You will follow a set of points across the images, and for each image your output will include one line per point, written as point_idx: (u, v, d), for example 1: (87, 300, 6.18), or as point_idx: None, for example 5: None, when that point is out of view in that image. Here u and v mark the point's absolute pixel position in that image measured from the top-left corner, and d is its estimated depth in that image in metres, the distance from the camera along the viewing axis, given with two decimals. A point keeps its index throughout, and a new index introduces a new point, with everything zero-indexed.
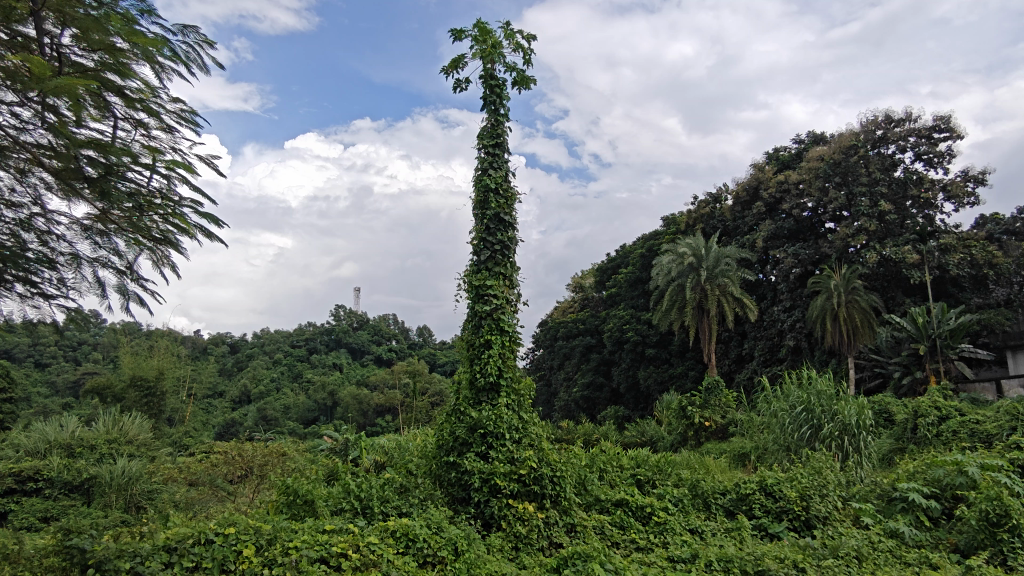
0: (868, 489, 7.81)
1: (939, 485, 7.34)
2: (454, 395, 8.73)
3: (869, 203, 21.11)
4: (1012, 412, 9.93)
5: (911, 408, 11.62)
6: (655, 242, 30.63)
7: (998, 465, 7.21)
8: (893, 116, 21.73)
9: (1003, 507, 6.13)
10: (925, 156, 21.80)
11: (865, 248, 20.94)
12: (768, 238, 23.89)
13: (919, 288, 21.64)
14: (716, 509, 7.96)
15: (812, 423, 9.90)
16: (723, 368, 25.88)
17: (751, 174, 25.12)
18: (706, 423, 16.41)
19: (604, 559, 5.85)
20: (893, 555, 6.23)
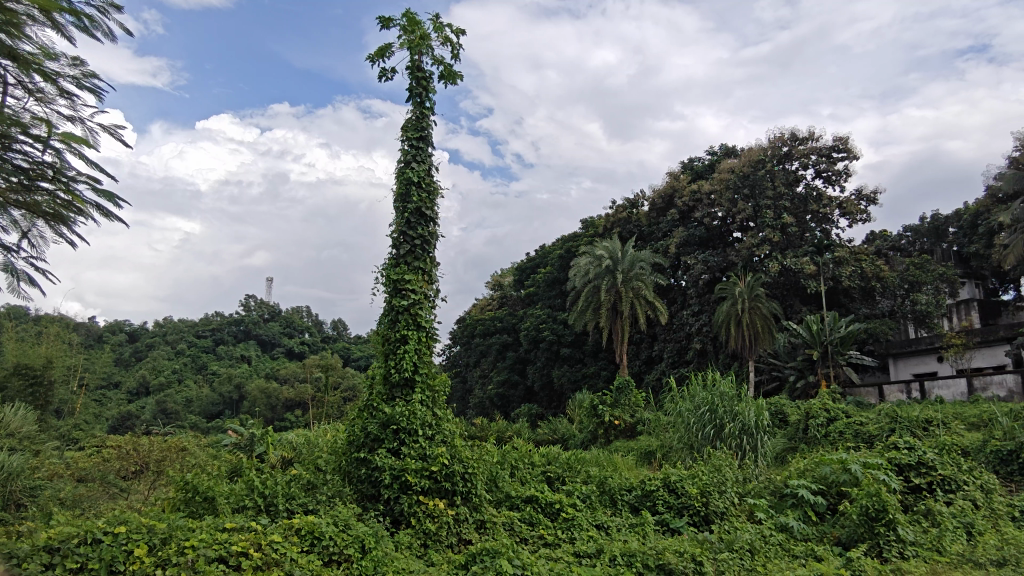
0: (762, 485, 8.26)
1: (825, 482, 7.85)
2: (367, 391, 8.59)
3: (773, 215, 22.32)
4: (891, 415, 10.78)
5: (803, 410, 12.40)
6: (573, 243, 31.17)
7: (878, 464, 7.78)
8: (798, 135, 23.03)
9: (881, 502, 6.65)
10: (825, 174, 23.23)
11: (768, 258, 22.10)
12: (680, 244, 24.82)
13: (814, 298, 23.10)
14: (622, 505, 8.19)
15: (714, 423, 10.36)
16: (633, 368, 26.68)
17: (667, 182, 25.99)
18: (615, 422, 16.89)
19: (512, 555, 5.91)
20: (783, 549, 6.62)
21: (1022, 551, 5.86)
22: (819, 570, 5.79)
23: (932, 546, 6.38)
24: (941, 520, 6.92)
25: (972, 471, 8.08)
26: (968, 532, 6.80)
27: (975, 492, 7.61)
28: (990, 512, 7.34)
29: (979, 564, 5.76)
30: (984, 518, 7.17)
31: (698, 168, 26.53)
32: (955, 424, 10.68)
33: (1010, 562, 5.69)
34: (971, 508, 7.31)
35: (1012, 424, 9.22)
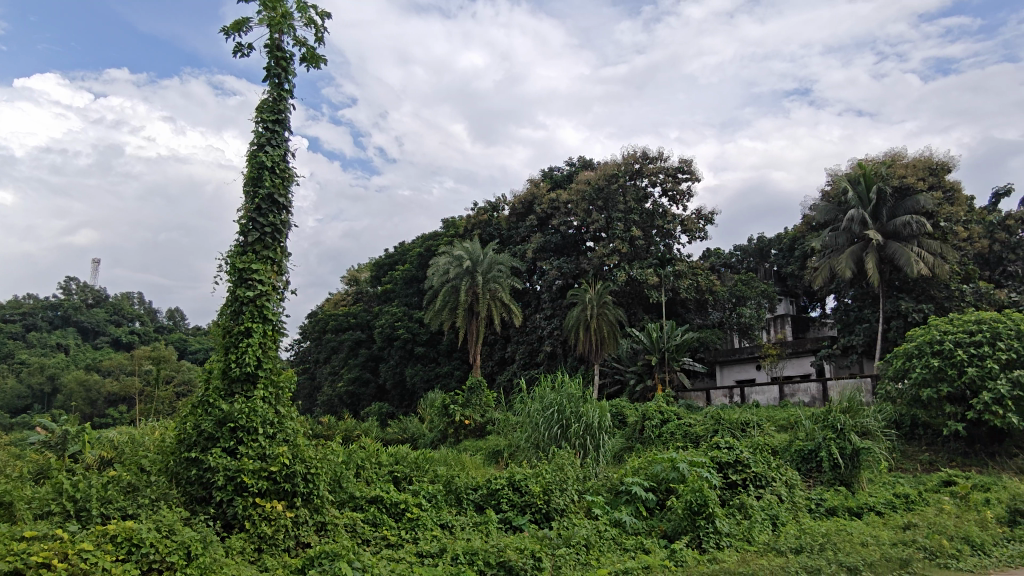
0: (601, 483, 8.68)
1: (656, 480, 8.40)
2: (203, 386, 7.99)
3: (623, 227, 23.61)
4: (716, 417, 11.81)
5: (640, 412, 13.24)
6: (433, 242, 31.09)
7: (702, 462, 8.44)
8: (649, 154, 24.56)
9: (703, 497, 7.20)
10: (670, 193, 24.95)
11: (616, 267, 23.38)
12: (537, 250, 25.59)
13: (655, 307, 24.76)
14: (467, 504, 8.25)
15: (560, 422, 10.75)
16: (486, 369, 27.13)
17: (528, 188, 26.66)
18: (465, 421, 17.03)
19: (353, 557, 5.76)
20: (615, 542, 7.01)
21: (815, 539, 6.64)
22: (646, 563, 6.21)
23: (744, 537, 7.07)
24: (752, 513, 7.67)
25: (779, 468, 9.01)
26: (773, 523, 7.62)
27: (781, 487, 8.52)
28: (792, 505, 8.27)
29: (781, 551, 6.46)
30: (786, 511, 8.05)
31: (557, 177, 27.49)
32: (767, 426, 11.92)
33: (805, 548, 6.42)
34: (776, 502, 8.18)
35: (813, 426, 10.40)
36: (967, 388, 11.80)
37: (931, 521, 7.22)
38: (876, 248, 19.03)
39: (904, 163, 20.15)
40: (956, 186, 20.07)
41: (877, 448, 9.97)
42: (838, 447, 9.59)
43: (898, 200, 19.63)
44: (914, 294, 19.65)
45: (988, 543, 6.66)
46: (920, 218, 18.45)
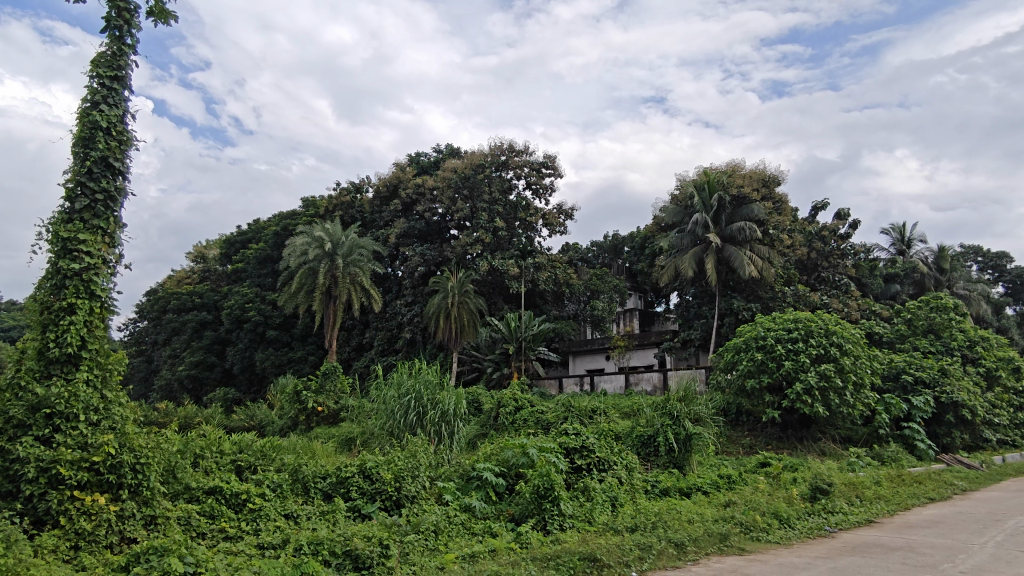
0: (452, 469, 8.76)
1: (506, 465, 8.59)
2: (12, 368, 7.10)
3: (487, 218, 23.92)
4: (566, 405, 12.35)
5: (495, 399, 13.55)
6: (291, 221, 29.70)
7: (550, 447, 8.74)
8: (515, 147, 25.01)
9: (550, 481, 7.48)
10: (533, 186, 25.57)
11: (479, 257, 23.62)
12: (400, 235, 25.26)
13: (515, 298, 25.43)
14: (314, 493, 8.01)
15: (416, 409, 10.71)
16: (342, 355, 26.47)
17: (393, 171, 26.15)
18: (318, 408, 16.53)
19: (185, 552, 5.41)
20: (464, 527, 7.12)
21: (648, 518, 7.15)
22: (493, 546, 6.36)
23: (585, 518, 7.45)
24: (594, 494, 8.09)
25: (620, 452, 9.55)
26: (612, 503, 8.10)
27: (621, 470, 9.04)
28: (630, 487, 8.82)
29: (617, 530, 6.86)
30: (625, 492, 8.58)
31: (424, 163, 27.26)
32: (612, 413, 12.65)
33: (639, 527, 6.88)
34: (617, 484, 8.68)
35: (653, 413, 11.14)
36: (783, 379, 13.15)
37: (747, 499, 7.99)
38: (715, 250, 20.68)
39: (742, 174, 22.07)
40: (784, 198, 22.28)
41: (707, 433, 10.89)
42: (674, 433, 10.34)
43: (736, 207, 21.45)
44: (744, 294, 21.59)
45: (793, 516, 7.50)
46: (753, 225, 20.26)
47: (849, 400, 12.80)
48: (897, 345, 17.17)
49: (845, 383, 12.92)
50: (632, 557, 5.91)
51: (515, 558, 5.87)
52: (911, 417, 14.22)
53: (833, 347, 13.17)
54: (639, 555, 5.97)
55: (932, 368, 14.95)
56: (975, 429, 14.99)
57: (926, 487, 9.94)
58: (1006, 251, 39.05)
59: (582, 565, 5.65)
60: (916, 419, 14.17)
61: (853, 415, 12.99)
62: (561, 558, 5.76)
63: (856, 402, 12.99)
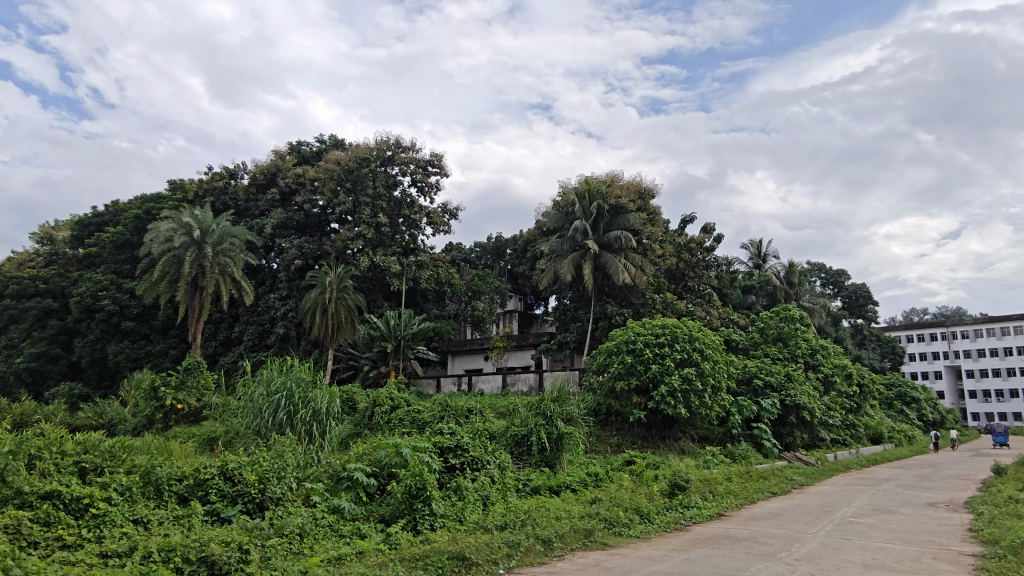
0: (322, 470, 8.51)
1: (378, 465, 8.40)
2: None
3: (369, 213, 23.41)
4: (443, 404, 12.36)
5: (370, 398, 13.31)
6: (155, 204, 27.62)
7: (424, 447, 8.64)
8: (401, 143, 24.70)
9: (422, 481, 7.43)
10: (418, 184, 25.38)
11: (360, 252, 23.09)
12: (277, 226, 24.21)
13: (395, 295, 25.14)
14: (168, 497, 7.45)
15: (287, 408, 10.26)
16: (207, 350, 24.99)
17: (272, 159, 24.97)
18: (178, 406, 15.48)
19: (11, 564, 4.87)
20: (331, 529, 6.93)
21: (518, 516, 7.28)
22: (360, 548, 6.23)
23: (456, 517, 7.48)
24: (466, 494, 8.13)
25: (493, 452, 9.65)
26: (483, 502, 8.20)
27: (494, 469, 9.14)
28: (501, 486, 8.95)
29: (487, 529, 6.94)
30: (496, 491, 8.70)
31: (305, 153, 26.25)
32: (488, 413, 12.82)
33: (508, 524, 7.00)
34: (489, 483, 8.78)
35: (527, 413, 11.36)
36: (650, 381, 13.83)
37: (612, 495, 8.35)
38: (593, 256, 21.43)
39: (620, 185, 23.07)
40: (657, 210, 23.56)
41: (577, 433, 11.25)
42: (546, 433, 10.60)
43: (613, 217, 22.38)
44: (618, 299, 22.54)
45: (653, 512, 7.92)
46: (629, 234, 21.21)
47: (707, 402, 13.71)
48: (751, 352, 18.59)
49: (704, 386, 13.84)
50: (500, 554, 6.03)
51: (382, 560, 5.78)
52: (760, 418, 15.42)
53: (695, 351, 14.09)
54: (507, 553, 6.08)
55: (779, 373, 16.33)
56: (812, 429, 16.52)
57: (769, 482, 10.84)
58: (845, 269, 43.35)
59: (450, 564, 5.67)
60: (764, 420, 15.39)
61: (710, 416, 13.93)
62: (429, 557, 5.74)
63: (713, 404, 13.94)
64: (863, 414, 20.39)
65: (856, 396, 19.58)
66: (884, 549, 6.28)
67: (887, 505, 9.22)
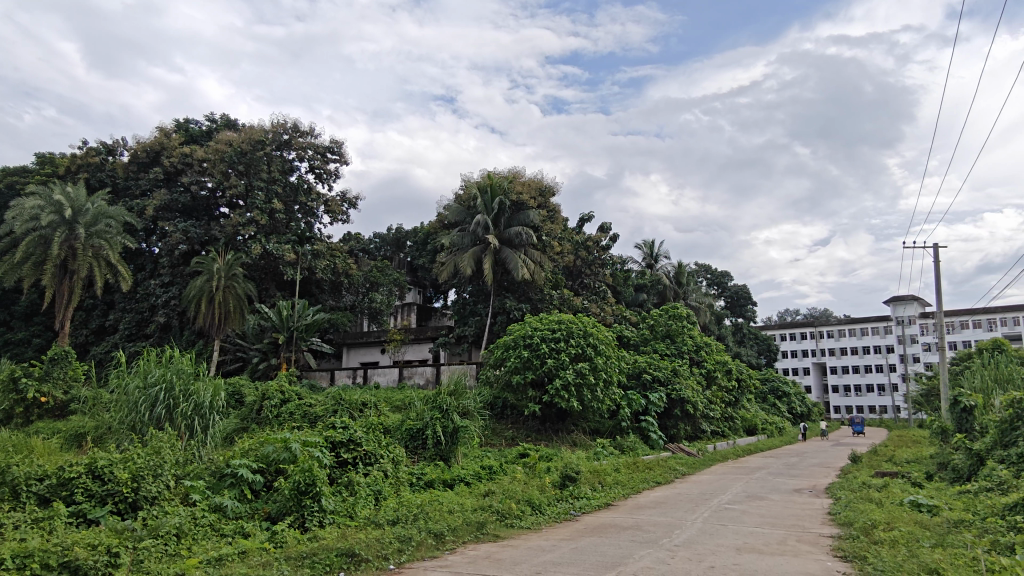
0: (203, 466, 8.08)
1: (265, 461, 8.06)
2: None
3: (263, 198, 22.40)
4: (336, 397, 12.05)
5: (259, 391, 12.76)
6: (19, 178, 25.16)
7: (314, 442, 8.35)
8: (299, 127, 23.81)
9: (311, 477, 7.21)
10: (316, 170, 24.58)
11: (251, 239, 22.09)
12: (160, 208, 22.71)
13: (288, 285, 24.26)
14: (25, 498, 6.77)
15: (165, 402, 9.62)
16: (77, 339, 23.15)
17: (156, 135, 23.35)
18: (41, 399, 14.22)
19: None
20: (211, 529, 6.61)
21: (410, 510, 7.23)
22: (243, 548, 5.97)
23: (346, 513, 7.33)
24: (358, 489, 7.96)
25: (387, 445, 9.49)
26: (375, 497, 8.09)
27: (387, 463, 9.01)
28: (394, 480, 8.86)
29: (378, 524, 6.84)
30: (389, 486, 8.60)
31: (193, 132, 24.73)
32: (383, 406, 12.64)
33: (400, 519, 6.93)
34: (382, 478, 8.66)
35: (423, 406, 11.26)
36: (546, 375, 14.10)
37: (505, 488, 8.46)
38: (493, 251, 21.55)
39: (522, 181, 23.32)
40: (557, 208, 24.04)
41: (472, 426, 11.30)
42: (442, 426, 10.61)
43: (514, 213, 22.64)
44: (517, 295, 22.79)
45: (543, 503, 8.09)
46: (529, 230, 21.53)
47: (599, 395, 14.17)
48: (641, 347, 19.33)
49: (597, 379, 14.32)
50: (391, 549, 5.96)
51: (266, 559, 5.57)
52: (648, 411, 16.09)
53: (589, 347, 14.54)
54: (397, 548, 6.02)
55: (666, 368, 17.10)
56: (695, 421, 17.44)
57: (654, 472, 11.36)
58: (728, 271, 45.92)
59: (339, 561, 5.56)
60: (651, 413, 16.08)
61: (602, 409, 14.40)
62: (317, 555, 5.59)
63: (604, 397, 14.42)
64: (739, 407, 21.76)
65: (734, 390, 20.86)
66: (754, 533, 6.74)
67: (759, 492, 9.91)
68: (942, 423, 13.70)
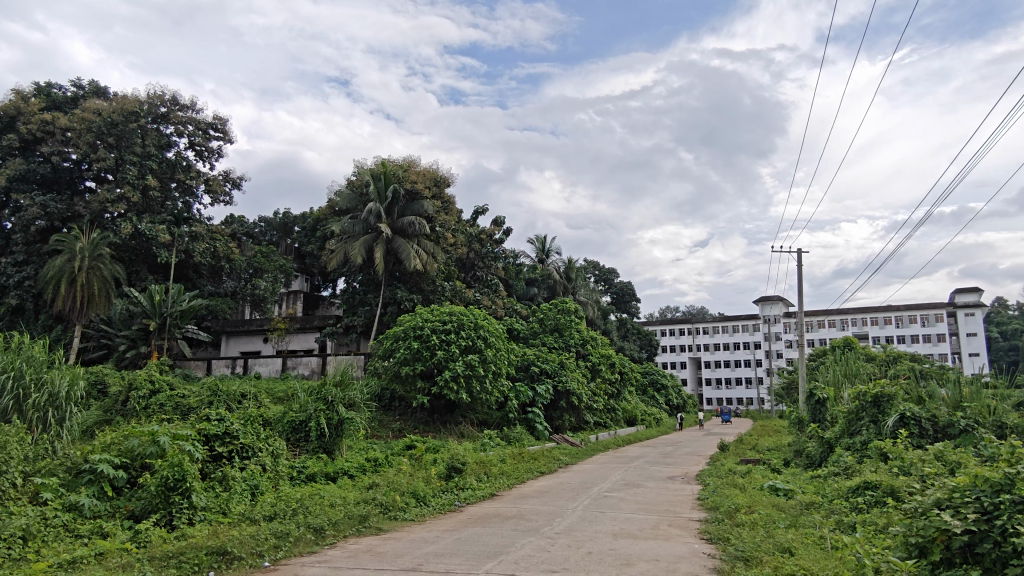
0: (57, 462, 7.41)
1: (129, 455, 7.51)
2: None
3: (136, 173, 20.78)
4: (212, 388, 11.45)
5: (126, 380, 11.88)
6: None
7: (186, 435, 7.86)
8: (178, 100, 22.31)
9: (181, 472, 6.80)
10: (197, 147, 23.14)
11: (121, 217, 20.50)
12: (14, 179, 20.59)
13: (162, 268, 22.75)
14: None
15: (13, 393, 8.72)
16: None
17: (11, 98, 21.09)
18: None
19: None
20: (64, 530, 6.09)
21: (288, 505, 6.99)
22: (100, 549, 5.55)
23: (219, 509, 6.99)
24: (233, 484, 7.60)
25: (267, 438, 9.10)
26: (252, 492, 7.77)
27: (266, 457, 8.66)
28: (273, 474, 8.53)
29: (253, 520, 6.58)
30: (267, 480, 8.28)
31: (56, 98, 22.51)
32: (263, 397, 12.10)
33: (278, 514, 6.69)
34: (259, 472, 8.30)
35: (307, 398, 10.89)
36: (435, 367, 14.04)
37: (389, 480, 8.35)
38: (385, 240, 21.17)
39: (417, 171, 23.03)
40: (451, 199, 23.98)
41: (358, 418, 11.08)
42: (326, 418, 10.33)
43: (408, 202, 22.36)
44: (408, 285, 22.49)
45: (428, 495, 8.08)
46: (422, 220, 21.35)
47: (487, 387, 14.31)
48: (531, 340, 19.65)
49: (486, 371, 14.46)
50: (267, 546, 5.74)
51: (126, 560, 5.20)
52: (535, 402, 16.44)
53: (479, 339, 14.64)
54: (274, 545, 5.81)
55: (554, 361, 17.51)
56: (579, 413, 18.01)
57: (538, 462, 11.62)
58: (615, 268, 47.64)
59: (209, 560, 5.28)
60: (538, 404, 16.44)
61: (490, 400, 14.55)
62: (184, 554, 5.28)
63: (491, 389, 14.57)
64: (621, 398, 22.67)
65: (616, 382, 21.68)
66: (629, 519, 7.06)
67: (636, 479, 10.41)
68: (799, 414, 14.91)
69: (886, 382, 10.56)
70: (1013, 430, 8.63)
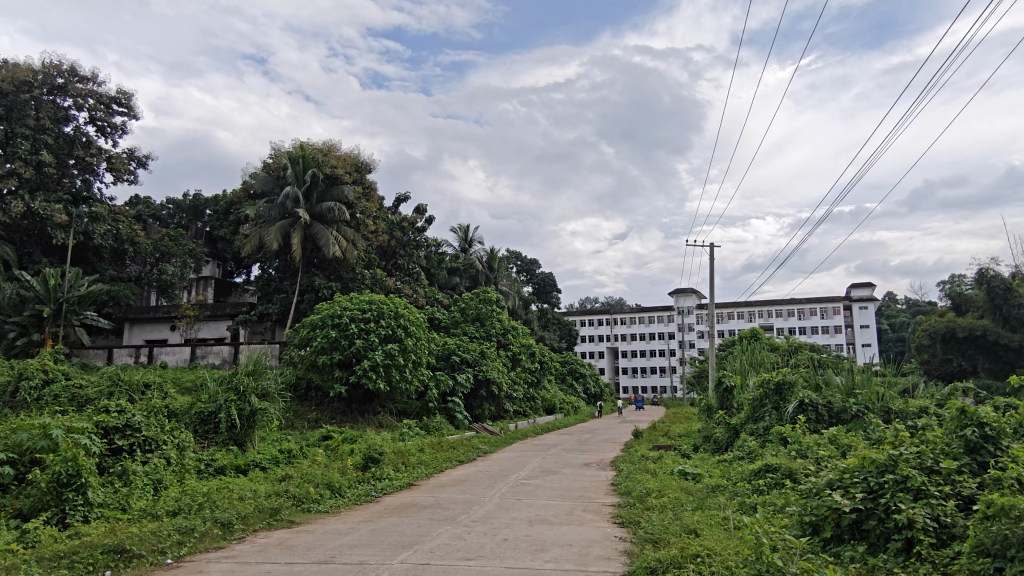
0: None
1: (17, 450, 7.00)
2: None
3: (28, 147, 19.26)
4: (113, 378, 10.84)
5: (14, 370, 11.04)
6: None
7: (81, 428, 7.39)
8: (78, 71, 20.86)
9: (75, 467, 6.40)
10: (98, 122, 21.71)
11: (11, 195, 19.00)
12: None
13: (58, 250, 21.27)
14: None
15: None
16: None
17: None
18: None
19: None
20: None
21: (194, 499, 6.71)
22: None
23: (117, 505, 6.63)
24: (133, 479, 7.23)
25: (172, 431, 8.68)
26: (154, 486, 7.42)
27: (171, 450, 8.26)
28: (179, 467, 8.16)
29: (155, 516, 6.27)
30: (171, 474, 7.91)
31: None
32: (169, 388, 11.52)
33: (182, 509, 6.42)
34: (163, 465, 7.93)
35: (216, 388, 10.45)
36: (353, 356, 13.80)
37: (303, 472, 8.15)
38: (303, 225, 20.55)
39: (337, 155, 22.43)
40: (372, 186, 23.53)
41: (272, 409, 10.74)
42: (237, 409, 9.98)
43: (328, 187, 21.77)
44: (326, 272, 21.93)
45: (343, 485, 7.95)
46: (342, 206, 20.86)
47: (406, 376, 14.18)
48: (452, 330, 19.58)
49: (405, 361, 14.33)
50: (169, 543, 5.49)
51: (11, 561, 4.85)
52: (455, 391, 16.42)
53: (399, 328, 14.48)
54: (177, 541, 5.56)
55: (474, 351, 17.51)
56: (499, 402, 18.10)
57: (457, 452, 11.61)
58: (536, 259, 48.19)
59: (105, 558, 5.00)
60: (457, 393, 16.43)
61: (409, 389, 14.43)
62: (77, 554, 4.99)
63: (410, 378, 14.44)
64: (541, 387, 22.96)
65: (536, 372, 21.92)
66: (545, 505, 7.19)
67: (552, 467, 10.56)
68: (709, 402, 15.52)
69: (787, 370, 11.15)
70: (896, 415, 9.27)
